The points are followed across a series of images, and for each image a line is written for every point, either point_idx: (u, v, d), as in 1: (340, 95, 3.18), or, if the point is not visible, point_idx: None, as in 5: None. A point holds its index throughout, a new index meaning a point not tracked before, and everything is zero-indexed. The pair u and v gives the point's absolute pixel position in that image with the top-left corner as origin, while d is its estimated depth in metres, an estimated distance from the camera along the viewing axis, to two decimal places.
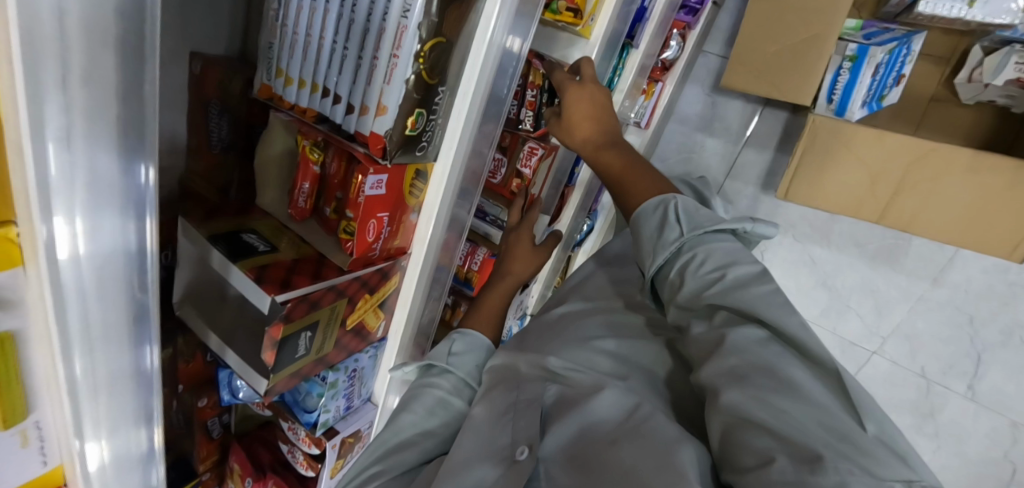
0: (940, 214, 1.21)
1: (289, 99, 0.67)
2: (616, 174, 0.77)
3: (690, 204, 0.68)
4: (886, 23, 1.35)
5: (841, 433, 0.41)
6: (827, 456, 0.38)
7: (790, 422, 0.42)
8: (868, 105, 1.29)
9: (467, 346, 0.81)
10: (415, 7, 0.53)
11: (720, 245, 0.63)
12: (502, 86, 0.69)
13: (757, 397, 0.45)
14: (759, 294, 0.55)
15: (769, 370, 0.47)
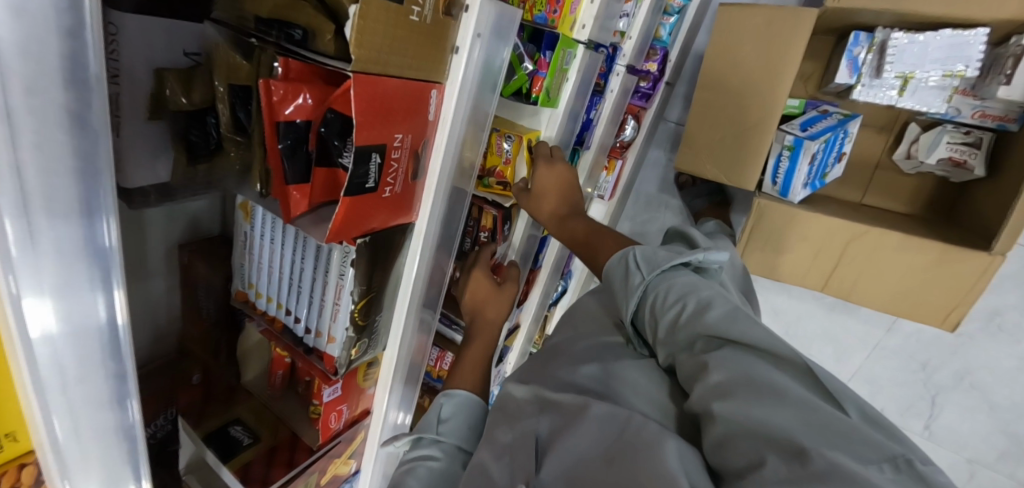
0: (876, 286, 1.33)
1: (259, 309, 0.76)
2: (580, 240, 0.85)
3: (653, 246, 0.73)
4: (827, 105, 1.46)
5: (835, 427, 0.45)
6: (824, 449, 0.43)
7: (783, 425, 0.46)
8: (810, 185, 1.40)
9: (456, 409, 0.78)
10: (348, 275, 0.63)
11: (684, 279, 0.66)
12: (449, 234, 0.71)
13: (750, 400, 0.49)
14: (728, 318, 0.58)
15: (752, 381, 0.51)
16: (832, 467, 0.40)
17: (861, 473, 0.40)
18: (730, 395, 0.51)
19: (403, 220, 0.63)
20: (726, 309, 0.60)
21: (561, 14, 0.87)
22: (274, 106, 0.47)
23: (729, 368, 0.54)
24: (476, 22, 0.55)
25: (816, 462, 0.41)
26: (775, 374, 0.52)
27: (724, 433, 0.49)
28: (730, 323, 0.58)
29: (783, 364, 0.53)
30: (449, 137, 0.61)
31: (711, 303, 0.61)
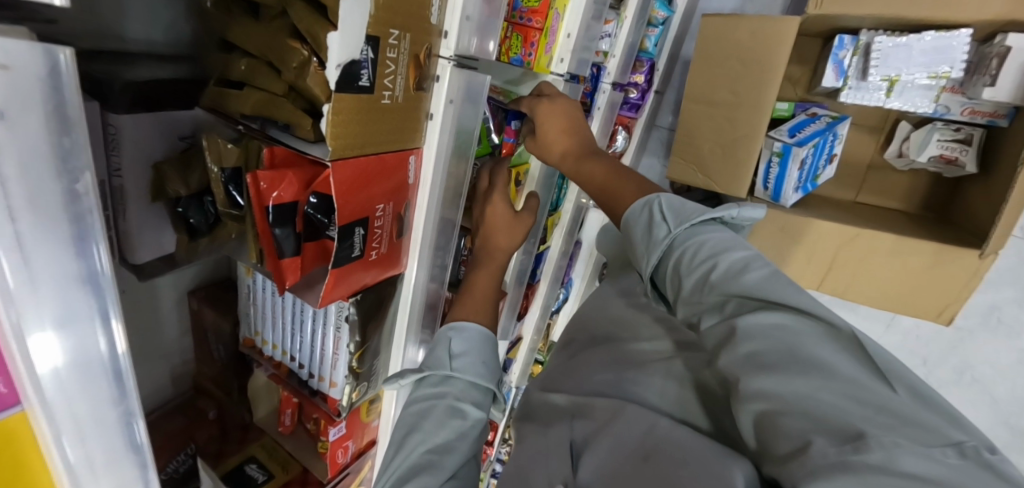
0: (868, 288, 1.35)
1: (266, 355, 0.81)
2: (599, 183, 0.74)
3: (696, 208, 0.61)
4: (816, 107, 1.46)
5: (901, 415, 0.37)
6: (884, 434, 0.36)
7: (840, 408, 0.39)
8: (802, 188, 1.41)
9: (467, 344, 0.67)
10: (344, 330, 0.68)
11: (717, 235, 0.57)
12: (442, 261, 0.75)
13: (800, 376, 0.42)
14: (769, 280, 0.50)
15: (799, 356, 0.43)
16: (893, 457, 0.34)
17: (926, 466, 0.33)
18: (783, 369, 0.43)
19: (392, 272, 0.67)
20: (772, 268, 0.51)
21: (535, 55, 0.88)
22: (263, 193, 0.51)
23: (772, 336, 0.46)
24: (447, 90, 0.59)
25: (870, 446, 0.35)
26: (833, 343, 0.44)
27: (763, 416, 0.42)
28: (777, 283, 0.49)
29: (836, 337, 0.44)
30: (430, 192, 0.65)
31: (753, 260, 0.52)
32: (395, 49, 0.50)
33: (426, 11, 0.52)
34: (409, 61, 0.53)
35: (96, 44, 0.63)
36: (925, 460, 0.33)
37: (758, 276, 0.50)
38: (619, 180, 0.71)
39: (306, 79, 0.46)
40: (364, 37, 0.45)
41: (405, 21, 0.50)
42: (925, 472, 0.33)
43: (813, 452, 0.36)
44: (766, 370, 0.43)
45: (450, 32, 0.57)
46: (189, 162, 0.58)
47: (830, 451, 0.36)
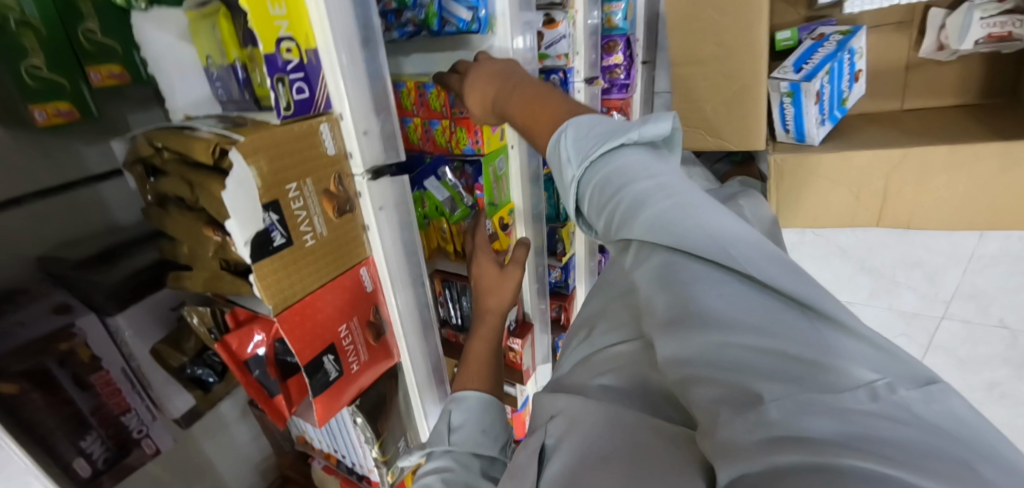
0: (933, 211, 1.19)
1: (316, 448, 0.90)
2: (522, 120, 0.64)
3: (602, 128, 0.52)
4: (823, 26, 1.27)
5: (807, 356, 0.33)
6: (780, 383, 0.33)
7: (740, 353, 0.35)
8: (828, 119, 1.25)
9: (466, 413, 0.67)
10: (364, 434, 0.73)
11: (623, 163, 0.48)
12: (426, 314, 0.74)
13: (695, 323, 0.38)
14: (672, 205, 0.43)
15: (697, 298, 0.39)
16: (788, 415, 0.31)
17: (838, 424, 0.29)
18: (677, 312, 0.40)
19: (387, 364, 0.72)
20: (673, 193, 0.44)
21: (484, 140, 0.86)
22: (235, 351, 0.58)
23: (669, 273, 0.42)
24: (372, 201, 0.61)
25: (771, 408, 0.31)
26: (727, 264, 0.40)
27: (679, 381, 0.39)
28: (678, 208, 0.43)
29: (731, 268, 0.40)
30: (396, 291, 0.68)
31: (654, 183, 0.46)
32: (298, 199, 0.53)
33: (318, 149, 0.55)
34: (319, 198, 0.56)
35: (102, 241, 0.73)
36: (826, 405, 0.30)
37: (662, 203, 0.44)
38: (546, 107, 0.62)
39: (231, 252, 0.51)
40: (261, 207, 0.49)
41: (299, 170, 0.53)
42: (827, 433, 0.29)
43: (719, 426, 0.34)
44: (674, 327, 0.39)
45: (354, 153, 0.58)
46: (179, 336, 0.68)
47: (737, 418, 0.33)
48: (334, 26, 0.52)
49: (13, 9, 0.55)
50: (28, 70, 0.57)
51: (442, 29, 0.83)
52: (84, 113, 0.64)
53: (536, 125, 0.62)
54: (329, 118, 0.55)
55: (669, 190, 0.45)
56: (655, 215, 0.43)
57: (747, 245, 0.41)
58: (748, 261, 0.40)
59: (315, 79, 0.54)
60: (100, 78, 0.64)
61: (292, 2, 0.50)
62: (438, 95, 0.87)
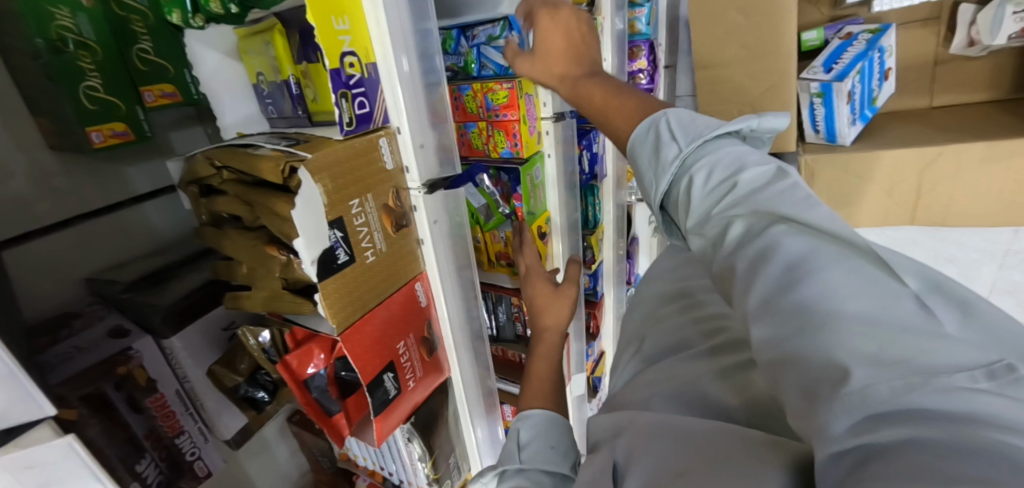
0: (972, 207, 1.08)
1: (360, 465, 0.89)
2: (596, 107, 0.56)
3: (710, 125, 0.46)
4: (850, 25, 1.21)
5: (916, 330, 0.25)
6: (881, 352, 0.25)
7: (821, 319, 0.28)
8: (862, 117, 1.19)
9: (535, 431, 0.64)
10: (417, 450, 0.72)
11: (735, 154, 0.41)
12: (477, 325, 0.73)
13: (803, 303, 0.29)
14: (793, 191, 0.36)
15: (794, 267, 0.31)
16: (877, 381, 0.24)
17: (940, 393, 0.22)
18: (774, 289, 0.31)
19: (439, 379, 0.71)
20: (789, 181, 0.37)
21: (523, 143, 0.87)
22: (294, 370, 0.56)
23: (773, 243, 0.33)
24: (427, 215, 0.60)
25: (867, 388, 0.24)
26: (851, 253, 0.30)
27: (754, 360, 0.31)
28: (798, 194, 0.36)
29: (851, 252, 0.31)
30: (449, 306, 0.67)
31: (766, 172, 0.39)
32: (360, 215, 0.53)
33: (377, 164, 0.54)
34: (379, 214, 0.55)
35: (149, 260, 0.73)
36: (935, 377, 0.23)
37: (765, 187, 0.37)
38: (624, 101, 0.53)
39: (296, 273, 0.51)
40: (327, 225, 0.48)
41: (360, 186, 0.52)
42: (937, 410, 0.22)
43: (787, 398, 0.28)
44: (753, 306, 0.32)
45: (410, 167, 0.57)
46: (233, 357, 0.65)
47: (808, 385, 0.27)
48: (392, 38, 0.52)
49: (71, 31, 0.54)
50: (84, 91, 0.55)
51: (480, 73, 0.87)
52: (140, 133, 0.61)
53: (619, 115, 0.52)
54: (387, 132, 0.55)
55: (787, 180, 0.37)
56: (770, 200, 0.36)
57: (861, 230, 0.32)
58: (855, 238, 0.31)
59: (374, 94, 0.53)
60: (153, 99, 0.63)
61: (353, 17, 0.49)
62: (474, 96, 0.86)
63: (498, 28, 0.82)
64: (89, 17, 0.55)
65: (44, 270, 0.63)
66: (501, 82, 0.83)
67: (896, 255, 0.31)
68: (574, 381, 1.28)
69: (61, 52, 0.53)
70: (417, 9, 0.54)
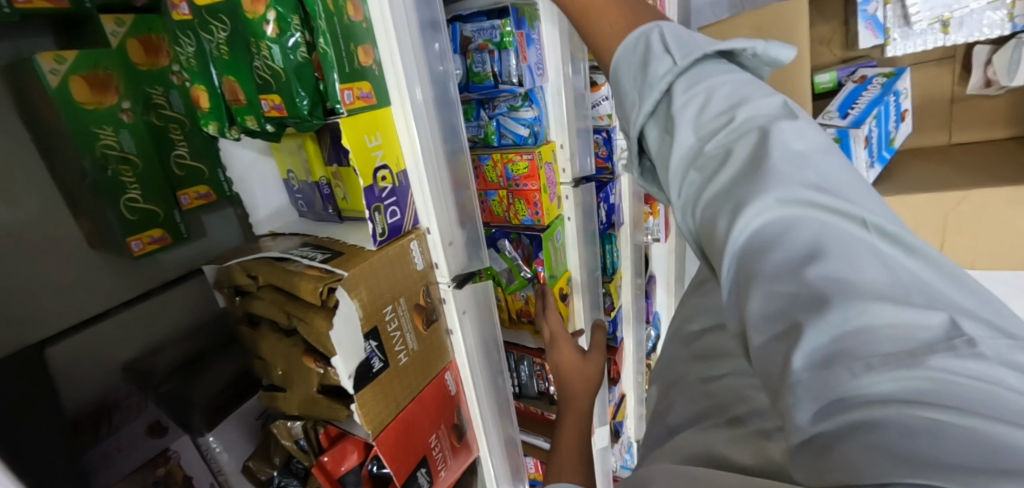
0: (998, 249, 0.98)
1: None
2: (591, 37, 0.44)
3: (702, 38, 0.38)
4: (864, 68, 1.14)
5: (880, 293, 0.25)
6: (843, 315, 0.25)
7: (792, 277, 0.27)
8: (879, 160, 1.10)
9: None
10: None
11: (736, 81, 0.36)
12: (502, 394, 0.73)
13: (792, 270, 0.27)
14: (798, 124, 0.32)
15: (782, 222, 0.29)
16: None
17: (898, 372, 0.23)
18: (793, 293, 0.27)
19: (469, 459, 0.70)
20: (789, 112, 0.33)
21: (543, 211, 0.87)
22: (329, 470, 0.55)
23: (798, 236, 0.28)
24: (457, 307, 0.60)
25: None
26: (842, 205, 0.28)
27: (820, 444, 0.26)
28: (798, 133, 0.32)
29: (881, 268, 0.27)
30: (477, 389, 0.67)
31: (766, 101, 0.34)
32: (393, 321, 0.53)
33: (409, 267, 0.55)
34: (410, 314, 0.56)
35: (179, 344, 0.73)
36: (888, 352, 0.23)
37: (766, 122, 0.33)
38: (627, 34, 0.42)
39: (334, 381, 0.51)
40: (362, 338, 0.49)
41: (392, 292, 0.53)
42: None
43: None
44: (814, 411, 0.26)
45: (440, 263, 0.58)
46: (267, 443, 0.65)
47: (771, 352, 0.27)
48: (423, 148, 0.53)
49: (114, 148, 0.54)
50: (126, 204, 0.55)
51: (500, 143, 0.88)
52: (178, 236, 0.61)
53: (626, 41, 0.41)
54: (417, 234, 0.56)
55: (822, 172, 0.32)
56: (775, 141, 0.31)
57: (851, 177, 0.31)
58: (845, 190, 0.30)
59: (405, 200, 0.54)
60: (188, 200, 0.63)
61: (386, 131, 0.50)
62: (494, 166, 0.88)
63: (519, 100, 0.83)
64: (131, 133, 0.55)
65: (86, 358, 0.63)
66: (519, 152, 0.84)
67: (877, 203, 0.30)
68: (597, 433, 1.26)
69: (105, 170, 0.53)
70: (444, 116, 0.55)
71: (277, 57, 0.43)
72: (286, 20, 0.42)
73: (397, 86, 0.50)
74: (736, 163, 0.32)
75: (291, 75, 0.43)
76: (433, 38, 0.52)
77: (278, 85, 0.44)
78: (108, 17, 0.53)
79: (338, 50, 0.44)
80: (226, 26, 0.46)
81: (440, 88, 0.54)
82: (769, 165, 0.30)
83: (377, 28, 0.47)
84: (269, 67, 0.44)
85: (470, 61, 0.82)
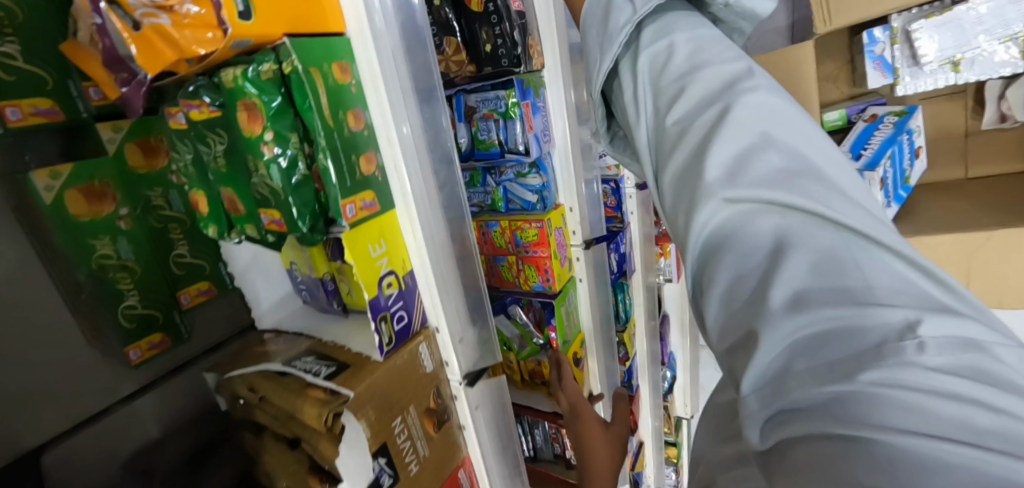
0: None
1: None
2: None
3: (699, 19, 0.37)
4: (874, 104, 1.02)
5: (826, 284, 0.24)
6: (797, 317, 0.24)
7: (742, 270, 0.26)
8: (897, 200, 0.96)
9: None
10: None
11: (719, 64, 0.33)
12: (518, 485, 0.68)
13: (748, 278, 0.26)
14: (763, 106, 0.30)
15: (729, 228, 0.27)
16: None
17: (833, 386, 0.22)
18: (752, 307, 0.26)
19: None
20: (766, 95, 0.30)
21: (555, 277, 0.85)
22: None
23: (749, 244, 0.27)
24: (470, 404, 0.57)
25: None
26: (795, 186, 0.26)
27: None
28: (762, 113, 0.29)
29: (854, 273, 0.24)
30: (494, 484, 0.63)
31: (745, 80, 0.31)
32: (403, 433, 0.50)
33: (418, 370, 0.52)
34: (421, 421, 0.53)
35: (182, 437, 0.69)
36: (834, 359, 0.23)
37: (728, 98, 0.30)
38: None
39: None
40: (371, 458, 0.46)
41: (402, 402, 0.50)
42: None
43: None
44: None
45: (450, 361, 0.55)
46: None
47: None
48: (429, 247, 0.51)
49: (112, 257, 0.52)
50: (124, 312, 0.53)
51: (509, 208, 0.86)
52: (177, 338, 0.59)
53: None
54: (426, 335, 0.53)
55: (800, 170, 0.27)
56: (734, 123, 0.29)
57: (821, 158, 0.28)
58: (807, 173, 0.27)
59: (412, 303, 0.51)
60: (189, 299, 0.60)
61: (391, 237, 0.48)
62: (502, 232, 0.85)
63: (526, 167, 0.81)
64: (130, 239, 0.53)
65: (85, 460, 0.58)
66: (528, 218, 0.82)
67: (859, 191, 0.27)
68: None
69: (103, 280, 0.52)
70: (451, 211, 0.53)
71: (275, 176, 0.41)
72: (283, 139, 0.40)
73: (401, 191, 0.47)
74: (691, 143, 0.30)
75: (289, 194, 0.41)
76: (436, 133, 0.50)
77: (278, 201, 0.42)
78: (105, 124, 0.52)
79: (339, 165, 0.41)
80: (223, 139, 0.43)
81: (445, 183, 0.52)
82: (727, 155, 0.28)
83: (379, 134, 0.45)
84: (267, 184, 0.42)
85: (475, 129, 0.81)
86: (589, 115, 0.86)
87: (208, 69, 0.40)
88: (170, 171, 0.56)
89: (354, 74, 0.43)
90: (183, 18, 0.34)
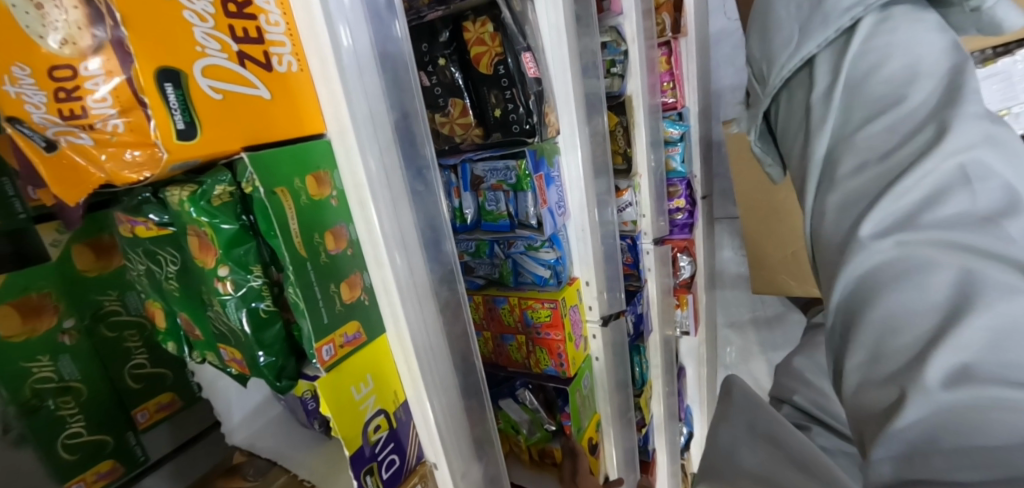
0: None
1: None
2: None
3: (924, 25, 0.39)
4: None
5: (1003, 358, 0.26)
6: (951, 393, 0.26)
7: (920, 301, 0.29)
8: None
9: None
10: None
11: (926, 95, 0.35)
12: None
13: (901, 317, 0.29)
14: (970, 139, 0.32)
15: (903, 257, 0.31)
16: None
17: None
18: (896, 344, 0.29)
19: None
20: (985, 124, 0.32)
21: (569, 361, 0.76)
22: None
23: (919, 285, 0.29)
24: None
25: None
26: (994, 228, 0.29)
27: None
28: (968, 146, 0.31)
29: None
30: None
31: (962, 101, 0.33)
32: None
33: None
34: None
35: None
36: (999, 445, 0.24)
37: (941, 121, 0.33)
38: None
39: None
40: None
41: None
42: None
43: None
44: None
45: None
46: None
47: None
48: (426, 375, 0.43)
49: (50, 379, 0.44)
50: (64, 442, 0.45)
51: (520, 281, 0.79)
52: (132, 463, 0.50)
53: None
54: (422, 476, 0.44)
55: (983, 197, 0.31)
56: (944, 155, 0.31)
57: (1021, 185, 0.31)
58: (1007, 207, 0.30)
59: (406, 440, 0.43)
60: (147, 416, 0.52)
61: (379, 369, 0.40)
62: (512, 310, 0.77)
63: (539, 241, 0.73)
64: (73, 356, 0.46)
65: None
66: (538, 296, 0.74)
67: None
68: None
69: (38, 409, 0.43)
70: (449, 325, 0.45)
71: (234, 317, 0.33)
72: (242, 272, 0.32)
73: (392, 315, 0.40)
74: (884, 164, 0.34)
75: (250, 336, 0.33)
76: (435, 240, 0.44)
77: (238, 341, 0.34)
78: (47, 225, 0.43)
79: (315, 299, 0.34)
80: (175, 259, 0.36)
81: (448, 302, 0.45)
82: (921, 182, 0.32)
83: (366, 250, 0.38)
84: (224, 321, 0.34)
85: (482, 199, 0.76)
86: (608, 168, 0.76)
87: (153, 185, 0.33)
88: (127, 271, 0.49)
89: (335, 184, 0.36)
90: (108, 137, 0.26)
